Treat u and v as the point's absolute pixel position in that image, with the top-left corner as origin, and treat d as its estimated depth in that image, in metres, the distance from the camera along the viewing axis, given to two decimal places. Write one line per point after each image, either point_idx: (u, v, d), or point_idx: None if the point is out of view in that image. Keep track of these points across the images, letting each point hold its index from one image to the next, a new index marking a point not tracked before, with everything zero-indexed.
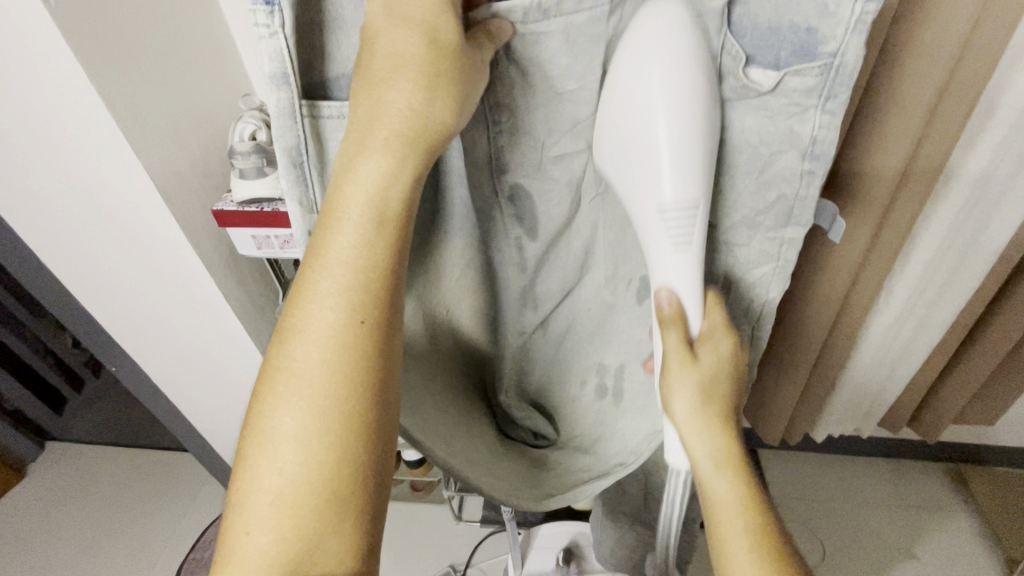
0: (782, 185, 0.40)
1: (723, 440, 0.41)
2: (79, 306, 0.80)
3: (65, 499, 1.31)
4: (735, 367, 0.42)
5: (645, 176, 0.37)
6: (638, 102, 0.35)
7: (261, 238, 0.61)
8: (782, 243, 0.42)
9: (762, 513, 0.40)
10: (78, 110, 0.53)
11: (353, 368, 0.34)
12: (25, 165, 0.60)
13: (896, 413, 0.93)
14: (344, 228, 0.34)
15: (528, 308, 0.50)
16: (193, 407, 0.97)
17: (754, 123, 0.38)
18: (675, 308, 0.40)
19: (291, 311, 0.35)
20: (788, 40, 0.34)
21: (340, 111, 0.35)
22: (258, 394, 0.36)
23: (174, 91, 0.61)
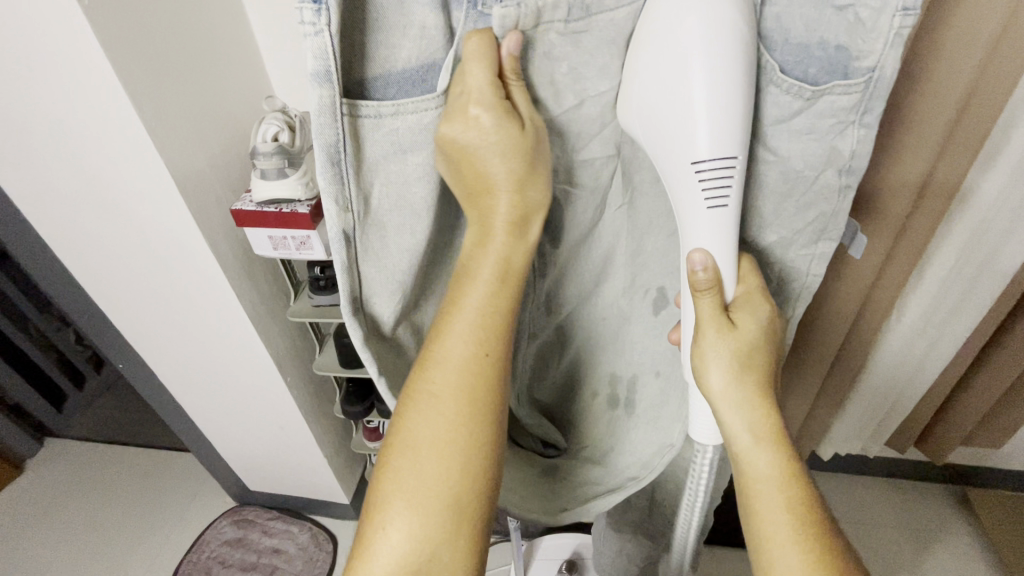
0: (817, 200, 0.41)
1: (762, 407, 0.42)
2: (91, 301, 0.80)
3: (61, 497, 1.30)
4: (772, 332, 0.42)
5: (682, 130, 0.35)
6: (669, 47, 0.33)
7: (278, 238, 0.62)
8: (813, 258, 0.44)
9: (800, 479, 0.41)
10: (104, 105, 0.54)
11: (481, 398, 0.39)
12: (47, 161, 0.61)
13: (903, 433, 0.93)
14: (479, 282, 0.39)
15: (539, 309, 0.51)
16: (198, 406, 0.96)
17: (797, 145, 0.38)
18: (710, 273, 0.39)
19: (432, 345, 0.39)
20: (818, 57, 0.34)
21: (379, 110, 0.34)
22: (397, 418, 0.40)
23: (197, 90, 0.62)
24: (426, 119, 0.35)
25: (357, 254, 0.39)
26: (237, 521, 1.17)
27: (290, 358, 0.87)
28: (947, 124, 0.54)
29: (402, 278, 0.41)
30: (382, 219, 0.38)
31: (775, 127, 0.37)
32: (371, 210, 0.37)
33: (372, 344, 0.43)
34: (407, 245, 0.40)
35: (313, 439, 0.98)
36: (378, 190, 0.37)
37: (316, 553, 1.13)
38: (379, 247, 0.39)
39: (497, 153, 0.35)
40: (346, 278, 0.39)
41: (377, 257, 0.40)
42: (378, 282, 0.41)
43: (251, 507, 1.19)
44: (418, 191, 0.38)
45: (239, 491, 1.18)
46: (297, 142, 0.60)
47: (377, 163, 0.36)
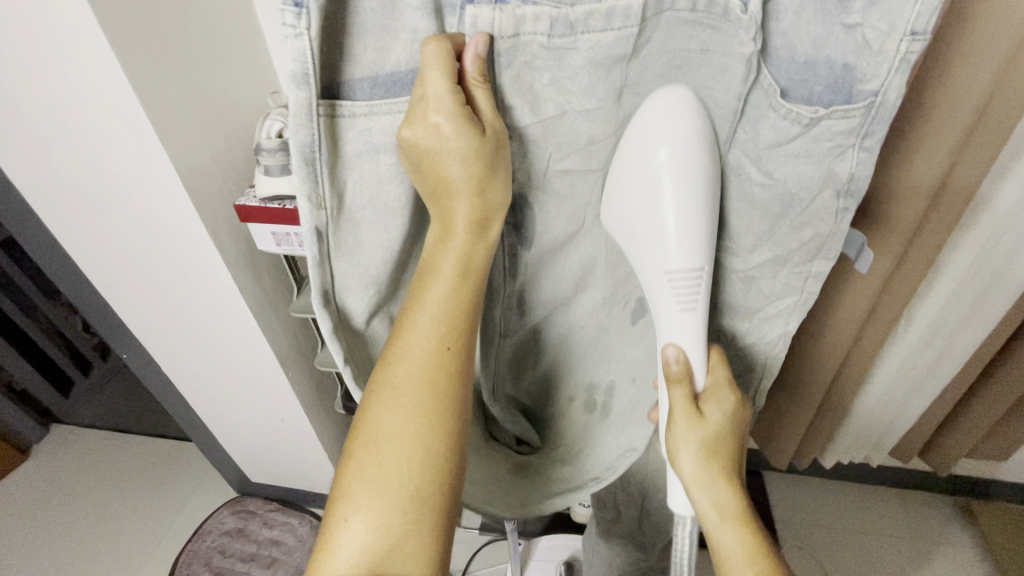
0: (810, 220, 0.40)
1: (728, 489, 0.43)
2: (96, 293, 0.81)
3: (67, 482, 1.32)
4: (736, 421, 0.45)
5: (655, 246, 0.39)
6: (646, 176, 0.38)
7: (281, 235, 0.62)
8: (808, 277, 0.44)
9: (770, 565, 0.42)
10: (106, 99, 0.54)
11: (442, 390, 0.39)
12: (53, 154, 0.61)
13: (908, 443, 0.92)
14: (440, 280, 0.38)
15: (514, 316, 0.49)
16: (201, 397, 0.97)
17: (795, 169, 0.37)
18: (682, 366, 0.42)
19: (395, 340, 0.39)
20: (823, 76, 0.34)
21: (353, 111, 0.34)
22: (363, 412, 0.40)
23: (203, 85, 0.62)
24: (397, 122, 0.35)
25: (331, 249, 0.38)
26: (237, 512, 1.18)
27: (292, 353, 0.88)
28: (962, 135, 0.53)
29: (377, 274, 0.40)
30: (356, 214, 0.37)
31: (772, 152, 0.37)
32: (344, 207, 0.37)
33: (341, 336, 0.42)
34: (383, 241, 0.39)
35: (313, 434, 0.98)
36: (353, 186, 0.36)
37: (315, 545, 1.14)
38: (353, 243, 0.38)
39: (459, 158, 0.34)
40: (318, 273, 0.38)
41: (350, 253, 0.39)
42: (351, 277, 0.40)
43: (253, 498, 1.20)
44: (393, 189, 0.37)
45: (241, 481, 1.18)
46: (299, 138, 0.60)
47: (353, 161, 0.35)
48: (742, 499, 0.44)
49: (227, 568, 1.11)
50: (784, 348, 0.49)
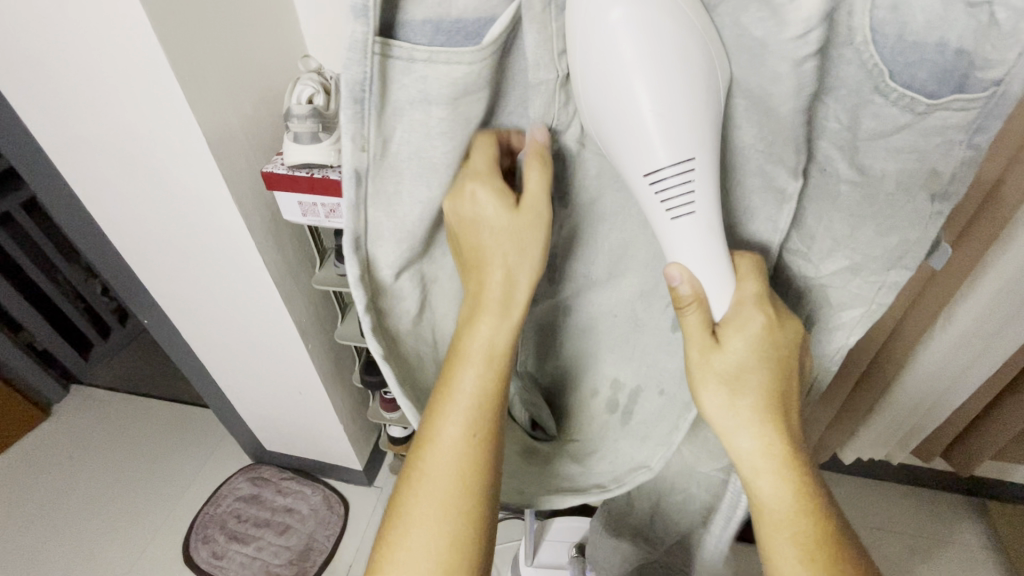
0: (899, 227, 0.32)
1: (769, 432, 0.36)
2: (120, 257, 0.80)
3: (87, 441, 1.34)
4: (773, 348, 0.35)
5: (635, 134, 0.29)
6: (605, 61, 0.28)
7: (308, 205, 0.61)
8: (881, 288, 0.36)
9: (812, 505, 0.37)
10: (128, 53, 0.52)
11: (474, 473, 0.38)
12: (78, 111, 0.60)
13: (930, 443, 0.91)
14: (471, 366, 0.38)
15: (544, 283, 0.43)
16: (219, 365, 0.97)
17: (894, 167, 0.30)
18: (691, 289, 0.34)
19: (427, 427, 0.39)
20: (929, 59, 0.25)
21: (412, 54, 0.28)
22: (414, 462, 0.39)
23: (230, 47, 0.60)
24: (457, 75, 0.29)
25: (369, 196, 0.33)
26: (252, 479, 1.20)
27: (312, 326, 0.87)
28: None
29: (415, 229, 0.35)
30: (400, 165, 0.33)
31: (864, 144, 0.30)
32: (389, 156, 0.32)
33: (373, 299, 0.38)
34: (423, 198, 0.34)
35: (330, 407, 0.98)
36: (399, 135, 0.31)
37: (328, 515, 1.15)
38: (393, 193, 0.34)
39: (504, 234, 0.35)
40: (352, 217, 0.33)
41: (389, 204, 0.34)
42: (387, 229, 0.35)
43: (267, 466, 1.22)
44: (440, 146, 0.32)
45: (257, 449, 1.20)
46: (332, 107, 0.58)
47: (403, 109, 0.30)
48: (786, 436, 0.37)
49: (242, 532, 1.13)
50: (841, 362, 0.41)
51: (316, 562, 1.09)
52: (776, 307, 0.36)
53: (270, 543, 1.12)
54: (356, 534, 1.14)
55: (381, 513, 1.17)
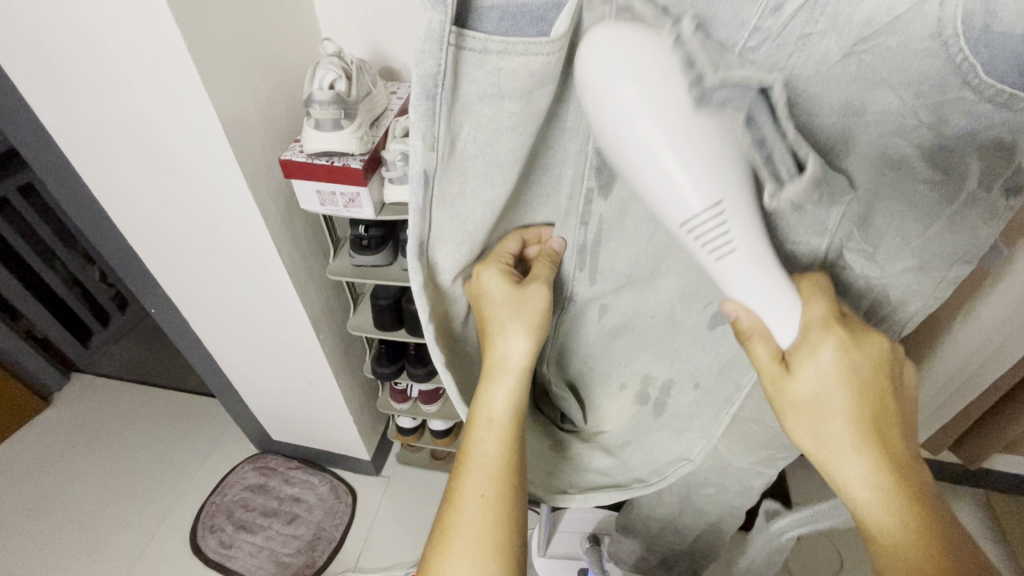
0: (971, 223, 0.31)
1: (868, 459, 0.35)
2: (128, 246, 0.79)
3: (88, 430, 1.33)
4: (850, 368, 0.34)
5: (670, 187, 0.26)
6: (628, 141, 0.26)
7: (327, 194, 0.60)
8: (941, 282, 0.35)
9: (934, 533, 0.34)
10: (142, 34, 0.50)
11: (501, 535, 0.40)
12: (91, 93, 0.58)
13: (938, 437, 0.92)
14: (486, 433, 0.42)
15: (583, 278, 0.42)
16: (227, 355, 0.96)
17: (976, 162, 0.29)
18: (752, 321, 0.34)
19: (449, 513, 0.41)
20: (1015, 51, 0.24)
21: (485, 45, 0.28)
22: (443, 520, 0.41)
23: (246, 31, 0.58)
24: (534, 66, 0.28)
25: (435, 197, 0.34)
26: (258, 469, 1.20)
27: (324, 317, 0.86)
28: None
29: (474, 232, 0.37)
30: (465, 163, 0.33)
31: (953, 141, 0.29)
32: (457, 154, 0.32)
33: (428, 293, 0.39)
34: (486, 196, 0.35)
35: (340, 398, 0.98)
36: (468, 132, 0.31)
37: (335, 505, 1.15)
38: (458, 193, 0.34)
39: (505, 308, 0.41)
40: (417, 221, 0.34)
41: (453, 205, 0.35)
42: (448, 230, 0.36)
43: (273, 456, 1.21)
44: (508, 142, 0.32)
45: (263, 439, 1.19)
46: (354, 92, 0.56)
47: (473, 103, 0.30)
48: (889, 459, 0.35)
49: (249, 521, 1.13)
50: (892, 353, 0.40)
51: (325, 552, 1.09)
52: (847, 322, 0.35)
53: (279, 532, 1.12)
54: (364, 524, 1.14)
55: (389, 503, 1.17)
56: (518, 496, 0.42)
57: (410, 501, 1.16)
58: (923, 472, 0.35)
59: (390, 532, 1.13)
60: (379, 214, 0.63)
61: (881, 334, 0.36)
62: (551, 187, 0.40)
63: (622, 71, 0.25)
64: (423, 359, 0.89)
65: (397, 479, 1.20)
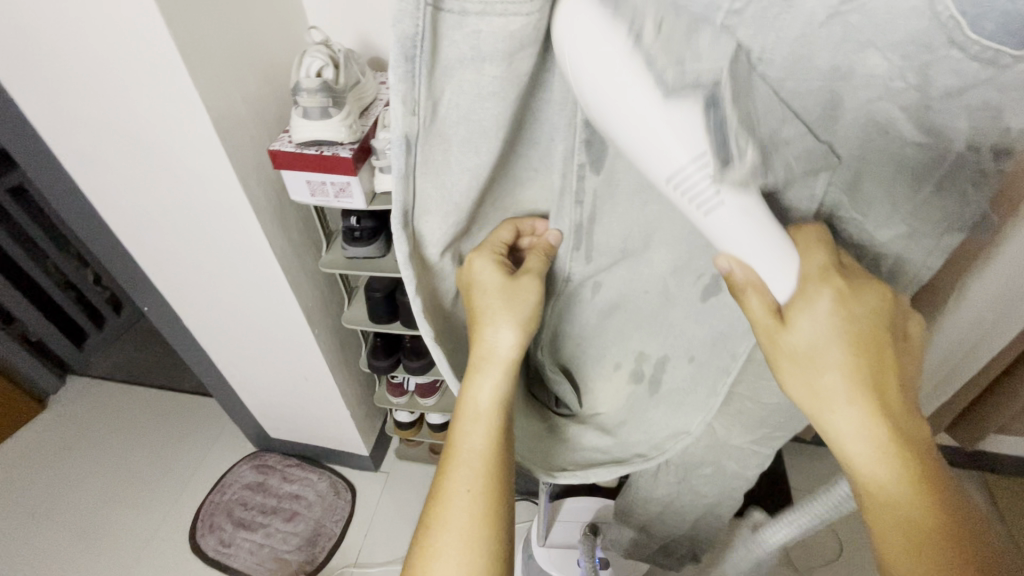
0: (960, 187, 0.31)
1: (863, 407, 0.35)
2: (118, 242, 0.78)
3: (85, 432, 1.32)
4: (845, 318, 0.35)
5: (649, 141, 0.27)
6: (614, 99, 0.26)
7: (317, 183, 0.59)
8: (933, 249, 0.35)
9: (924, 487, 0.35)
10: (122, 23, 0.50)
11: (491, 528, 0.40)
12: (73, 83, 0.56)
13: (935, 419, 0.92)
14: (475, 426, 0.43)
15: (578, 257, 0.42)
16: (222, 352, 0.96)
17: (964, 124, 0.28)
18: (746, 274, 0.34)
19: (437, 507, 0.41)
20: (1001, 10, 0.24)
21: (463, 7, 0.27)
22: (427, 517, 0.41)
23: (230, 19, 0.57)
24: (513, 27, 0.28)
25: (419, 165, 0.33)
26: (257, 467, 1.19)
27: (318, 310, 0.86)
28: None
29: (460, 203, 0.37)
30: (448, 130, 0.32)
31: (938, 102, 0.28)
32: (438, 121, 0.32)
33: (415, 267, 0.39)
34: (472, 165, 0.35)
35: (336, 392, 0.97)
36: (449, 96, 0.31)
37: (335, 501, 1.15)
38: (442, 160, 0.34)
39: (496, 300, 0.43)
40: (400, 188, 0.34)
41: (438, 174, 0.35)
42: (435, 200, 0.36)
43: (271, 453, 1.21)
44: (490, 108, 0.32)
45: (261, 437, 1.19)
46: (342, 80, 0.56)
47: (453, 68, 0.30)
48: (882, 411, 0.35)
49: (249, 519, 1.13)
50: None
51: (326, 548, 1.09)
52: (848, 274, 0.35)
53: (278, 529, 1.11)
54: (364, 519, 1.14)
55: (388, 498, 1.16)
56: (508, 493, 0.42)
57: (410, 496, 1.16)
58: (920, 423, 0.36)
59: (390, 527, 1.12)
60: (370, 205, 0.62)
61: (881, 284, 0.35)
62: (538, 164, 0.39)
63: (597, 32, 0.25)
64: (418, 351, 0.89)
65: (396, 474, 1.20)
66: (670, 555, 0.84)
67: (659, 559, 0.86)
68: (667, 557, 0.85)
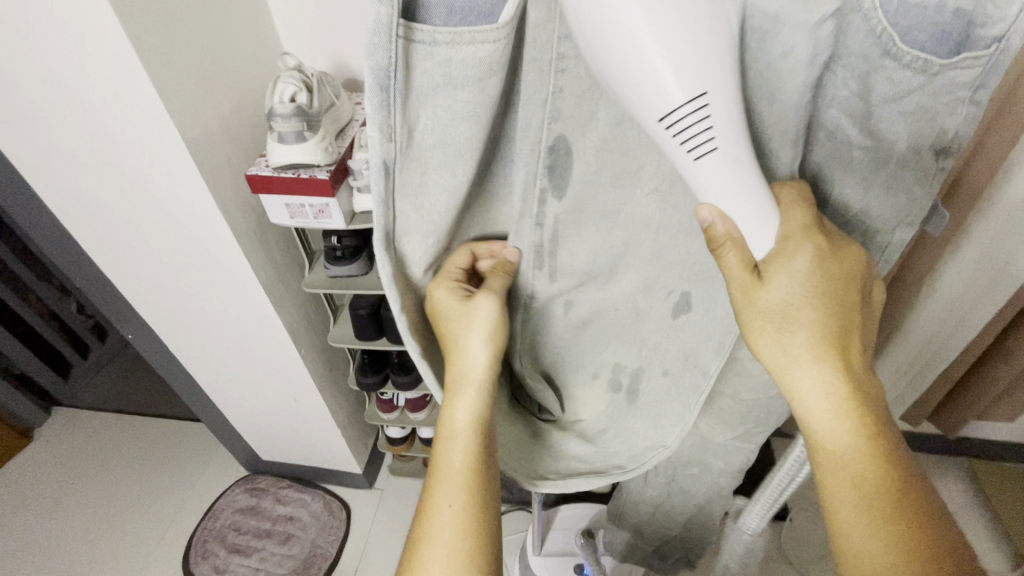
0: (907, 186, 0.33)
1: (833, 369, 0.36)
2: (98, 271, 0.78)
3: (72, 466, 1.30)
4: (821, 279, 0.35)
5: (648, 75, 0.26)
6: (610, 26, 0.25)
7: (296, 206, 0.60)
8: (887, 247, 0.37)
9: (882, 451, 0.36)
10: (97, 56, 0.50)
11: (479, 539, 0.40)
12: (49, 114, 0.57)
13: (918, 409, 0.94)
14: (457, 442, 0.42)
15: (546, 278, 0.43)
16: (209, 376, 0.95)
17: (907, 128, 0.31)
18: (726, 229, 0.33)
19: (423, 524, 0.40)
20: (929, 22, 0.26)
21: (434, 37, 0.28)
22: (414, 533, 0.41)
23: (205, 48, 0.58)
24: (483, 54, 0.29)
25: (397, 189, 0.34)
26: (249, 490, 1.18)
27: (304, 330, 0.86)
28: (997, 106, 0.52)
29: (440, 223, 0.37)
30: (425, 155, 0.33)
31: (881, 108, 0.30)
32: (415, 145, 0.33)
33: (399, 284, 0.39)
34: (447, 185, 0.35)
35: (326, 411, 0.97)
36: (425, 123, 0.32)
37: (330, 520, 1.14)
38: (419, 184, 0.35)
39: (460, 324, 0.42)
40: (381, 212, 0.34)
41: (416, 198, 0.35)
42: (415, 223, 0.37)
43: (263, 476, 1.20)
44: (464, 132, 0.33)
45: (251, 460, 1.18)
46: (316, 104, 0.57)
47: (427, 95, 0.31)
48: (847, 372, 0.36)
49: (243, 544, 1.12)
50: None
51: (322, 568, 1.08)
52: (824, 237, 0.34)
53: (273, 553, 1.10)
54: (359, 538, 1.13)
55: (384, 515, 1.16)
56: (494, 502, 0.42)
57: (405, 511, 1.16)
58: (874, 382, 0.37)
59: (387, 544, 1.12)
60: (350, 223, 0.63)
61: (853, 245, 0.36)
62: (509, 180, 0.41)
63: None
64: (406, 366, 0.89)
65: (390, 490, 1.19)
66: (666, 558, 0.84)
67: (653, 564, 0.86)
68: (662, 562, 0.85)
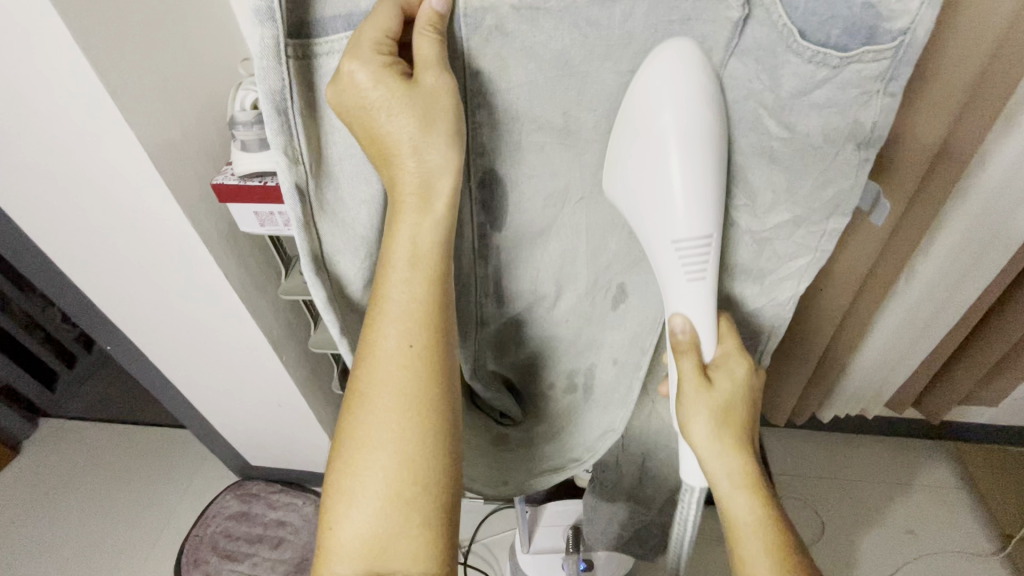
0: (836, 175, 0.36)
1: (739, 456, 0.44)
2: (71, 285, 0.77)
3: (60, 477, 1.29)
4: (747, 387, 0.44)
5: (663, 215, 0.37)
6: (650, 159, 0.35)
7: (264, 214, 0.58)
8: (823, 234, 0.40)
9: (780, 524, 0.43)
10: (50, 73, 0.49)
11: (423, 396, 0.38)
12: (7, 132, 0.56)
13: (903, 395, 0.96)
14: (398, 276, 0.37)
15: (492, 302, 0.45)
16: (192, 385, 0.95)
17: (820, 121, 0.34)
18: (689, 337, 0.41)
19: (367, 365, 0.39)
20: (842, 16, 0.30)
21: (334, 50, 0.32)
22: (358, 369, 0.40)
23: (168, 59, 0.57)
24: None
25: (316, 211, 0.37)
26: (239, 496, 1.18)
27: (284, 337, 0.85)
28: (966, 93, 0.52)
29: (367, 237, 0.40)
30: (336, 168, 0.37)
31: (795, 103, 0.33)
32: (327, 158, 0.36)
33: (338, 305, 0.42)
34: (364, 197, 0.38)
35: (312, 415, 0.97)
36: (334, 137, 0.36)
37: None
38: (336, 201, 0.38)
39: (391, 105, 0.32)
40: (303, 238, 0.37)
41: (335, 214, 0.38)
42: (340, 240, 0.39)
43: (253, 481, 1.20)
44: None
45: (241, 465, 1.18)
46: None
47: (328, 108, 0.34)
48: (758, 461, 0.44)
49: (234, 550, 1.12)
50: (795, 306, 0.45)
51: None
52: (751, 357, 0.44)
53: (266, 557, 1.11)
54: None
55: None
56: (445, 343, 0.38)
57: None
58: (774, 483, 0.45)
59: None
60: None
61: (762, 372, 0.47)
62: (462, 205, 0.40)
63: (669, 97, 0.33)
64: None
65: None
66: (646, 545, 0.83)
67: (637, 549, 0.86)
68: (646, 546, 0.84)
